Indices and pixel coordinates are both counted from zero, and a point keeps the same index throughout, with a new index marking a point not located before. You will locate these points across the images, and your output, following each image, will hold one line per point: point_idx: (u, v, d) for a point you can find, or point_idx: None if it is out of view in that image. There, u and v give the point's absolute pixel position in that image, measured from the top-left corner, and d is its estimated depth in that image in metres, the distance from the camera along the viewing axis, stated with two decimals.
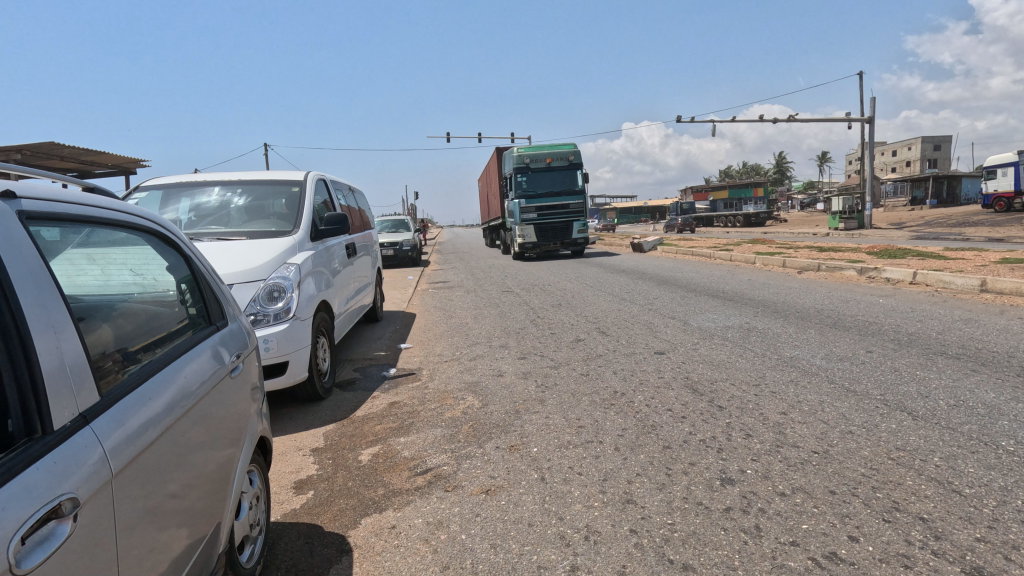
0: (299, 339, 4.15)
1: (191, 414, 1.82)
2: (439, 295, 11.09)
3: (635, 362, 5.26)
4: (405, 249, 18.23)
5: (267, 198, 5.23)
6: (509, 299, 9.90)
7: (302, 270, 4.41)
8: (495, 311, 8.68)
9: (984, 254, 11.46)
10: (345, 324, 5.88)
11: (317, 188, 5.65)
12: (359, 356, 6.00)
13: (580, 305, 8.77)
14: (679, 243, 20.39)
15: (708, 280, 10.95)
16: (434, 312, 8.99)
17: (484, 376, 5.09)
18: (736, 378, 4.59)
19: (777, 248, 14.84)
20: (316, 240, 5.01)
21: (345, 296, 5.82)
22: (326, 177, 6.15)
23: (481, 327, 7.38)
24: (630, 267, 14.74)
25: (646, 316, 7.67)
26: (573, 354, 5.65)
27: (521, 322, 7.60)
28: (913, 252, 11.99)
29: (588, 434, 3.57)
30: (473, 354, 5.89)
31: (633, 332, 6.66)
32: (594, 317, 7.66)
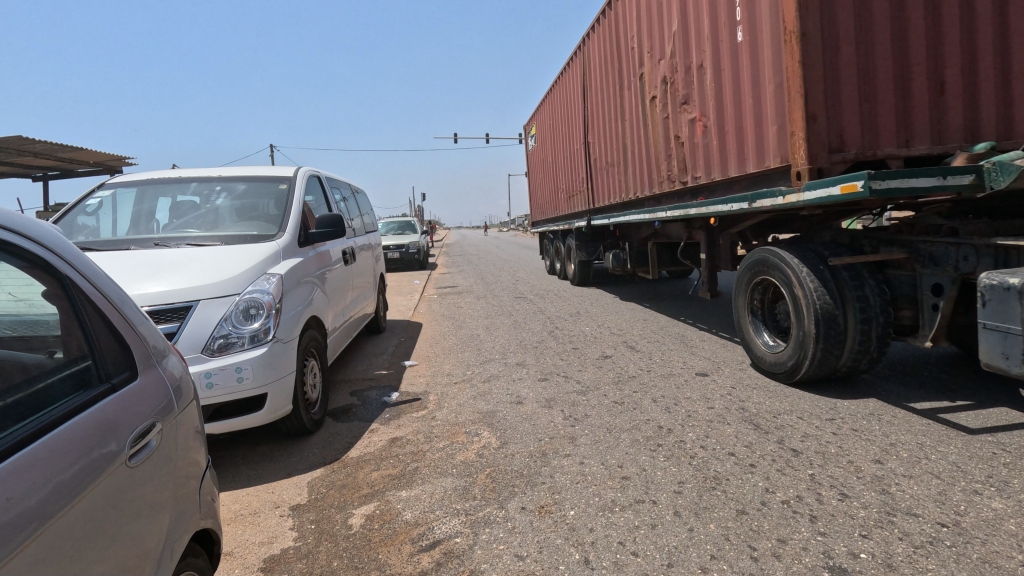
0: (282, 366, 3.44)
1: (33, 549, 1.07)
2: (447, 302, 10.42)
3: (676, 388, 4.51)
4: (411, 253, 17.52)
5: (249, 196, 4.52)
6: (522, 307, 9.21)
7: (286, 282, 3.71)
8: (508, 321, 7.98)
9: None
10: (341, 339, 5.18)
11: (308, 186, 4.95)
12: (356, 377, 5.30)
13: (601, 314, 8.05)
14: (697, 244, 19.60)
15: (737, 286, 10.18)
16: (441, 323, 8.26)
17: (500, 403, 4.37)
18: (804, 410, 3.83)
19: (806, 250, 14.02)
20: (305, 246, 4.30)
21: (340, 308, 5.13)
22: (320, 175, 5.45)
23: (494, 340, 6.69)
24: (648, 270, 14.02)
25: (677, 328, 6.92)
26: (602, 377, 4.91)
27: (538, 334, 6.89)
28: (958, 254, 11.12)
29: (637, 491, 2.84)
30: (486, 374, 5.17)
31: (666, 348, 5.91)
32: (618, 329, 6.95)
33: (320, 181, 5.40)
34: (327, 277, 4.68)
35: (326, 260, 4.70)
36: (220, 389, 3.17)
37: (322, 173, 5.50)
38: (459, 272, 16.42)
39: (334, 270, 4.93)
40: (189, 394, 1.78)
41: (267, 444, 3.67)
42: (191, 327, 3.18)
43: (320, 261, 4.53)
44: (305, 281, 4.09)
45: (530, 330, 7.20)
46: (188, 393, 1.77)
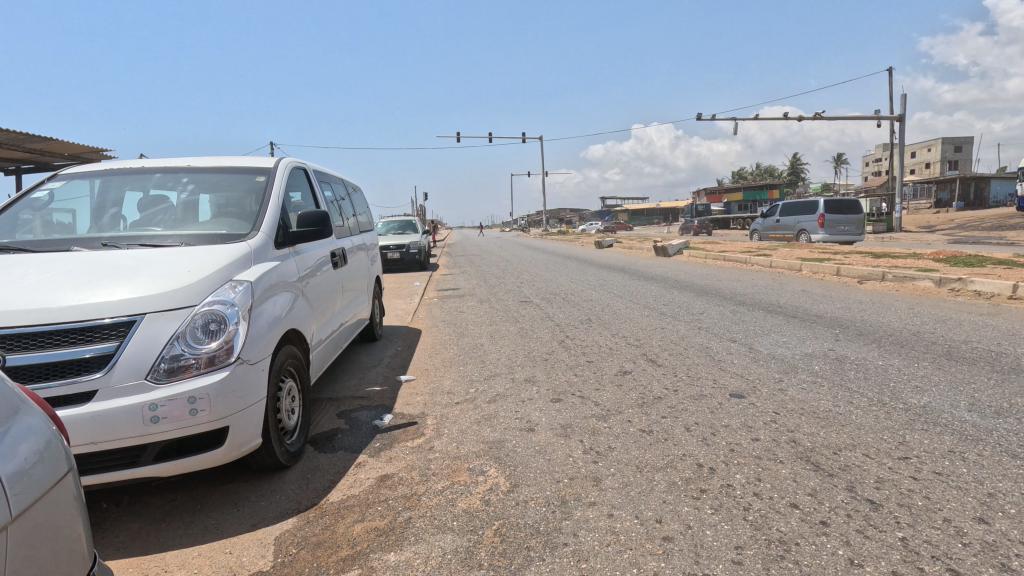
0: (249, 393, 2.86)
1: None
2: (448, 306, 9.85)
3: (711, 414, 3.91)
4: (412, 253, 16.93)
5: (222, 189, 3.94)
6: (529, 312, 8.63)
7: (256, 290, 3.13)
8: (514, 328, 7.39)
9: None
10: (328, 351, 4.60)
11: (292, 178, 4.37)
12: (345, 395, 4.71)
13: (614, 322, 7.45)
14: (707, 246, 19.02)
15: (756, 292, 9.60)
16: (442, 329, 7.68)
17: (509, 431, 3.78)
18: (870, 447, 3.23)
19: (826, 253, 13.41)
20: (282, 248, 3.71)
21: (327, 317, 4.56)
22: (307, 168, 4.88)
23: (500, 351, 6.11)
24: (658, 273, 13.41)
25: (700, 339, 6.32)
26: (623, 399, 4.32)
27: (548, 345, 6.30)
28: (987, 258, 10.57)
29: (685, 561, 2.25)
30: (492, 394, 4.59)
31: (692, 363, 5.31)
32: (635, 339, 6.37)
33: (307, 175, 4.82)
34: (310, 282, 4.11)
35: (309, 263, 4.13)
36: (169, 422, 2.59)
37: (309, 164, 4.93)
38: (461, 273, 15.84)
39: (319, 273, 4.35)
40: (33, 488, 1.32)
41: (232, 484, 3.08)
42: (134, 346, 2.60)
43: (302, 264, 3.97)
44: (280, 289, 3.52)
45: (539, 339, 6.61)
46: (30, 490, 1.31)
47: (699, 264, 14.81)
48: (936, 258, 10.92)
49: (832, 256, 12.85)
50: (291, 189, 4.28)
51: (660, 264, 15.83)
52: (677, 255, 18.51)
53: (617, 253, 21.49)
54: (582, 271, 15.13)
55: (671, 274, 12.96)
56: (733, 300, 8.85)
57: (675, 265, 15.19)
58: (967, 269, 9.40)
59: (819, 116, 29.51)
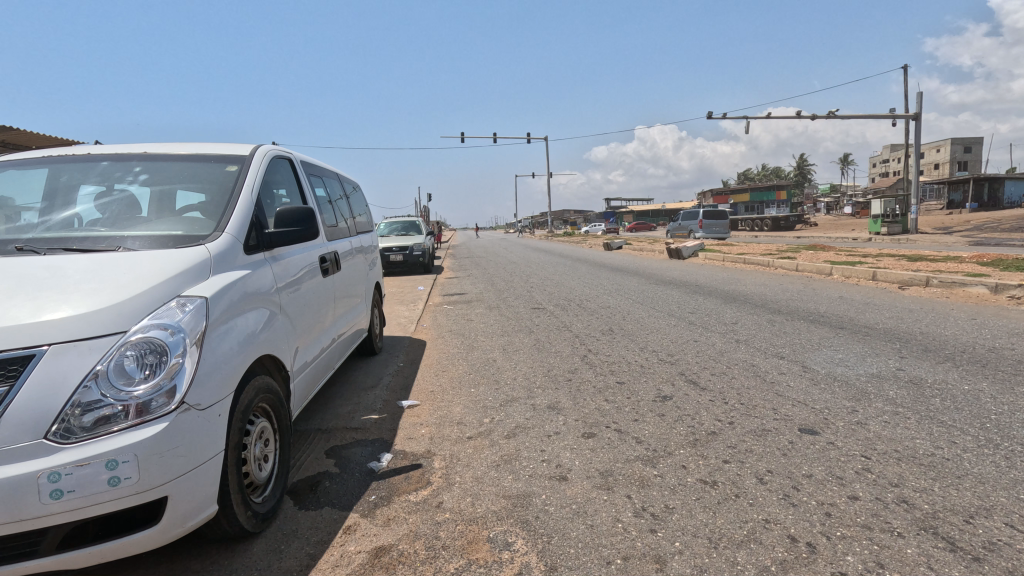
0: (199, 447, 2.14)
1: None
2: (455, 313, 9.14)
3: (784, 458, 3.17)
4: (416, 255, 16.25)
5: (184, 180, 3.22)
6: (544, 321, 7.90)
7: (214, 308, 2.41)
8: (529, 340, 6.67)
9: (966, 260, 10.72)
10: (318, 372, 3.90)
11: (272, 169, 3.65)
12: (336, 426, 3.99)
13: (641, 334, 6.72)
14: (723, 248, 18.27)
15: (789, 299, 8.85)
16: (450, 340, 6.96)
17: (536, 481, 3.05)
18: (1012, 514, 2.48)
19: (856, 257, 12.61)
20: (253, 253, 2.98)
21: (316, 333, 3.85)
22: (293, 157, 4.17)
23: (516, 368, 5.38)
24: (677, 277, 12.67)
25: (741, 355, 5.59)
26: (670, 435, 3.59)
27: (570, 361, 5.57)
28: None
29: None
30: (511, 427, 3.86)
31: (741, 386, 4.58)
32: (668, 355, 5.63)
33: (293, 165, 4.12)
34: (294, 292, 3.41)
35: (293, 269, 3.42)
36: (80, 497, 1.87)
37: (296, 153, 4.22)
38: (468, 276, 15.16)
39: (306, 281, 3.65)
40: None
41: (182, 562, 2.37)
42: (31, 393, 1.88)
43: (283, 271, 3.26)
44: (251, 303, 2.81)
45: (558, 354, 5.89)
46: None
47: (718, 267, 14.06)
48: (980, 262, 10.14)
49: (863, 259, 12.08)
50: (270, 182, 3.55)
51: (677, 266, 15.09)
52: (692, 258, 17.75)
53: (629, 255, 20.78)
54: (594, 274, 14.43)
55: (691, 278, 12.23)
56: (768, 309, 8.10)
57: (693, 268, 14.43)
58: (1019, 275, 8.65)
59: (831, 114, 28.77)
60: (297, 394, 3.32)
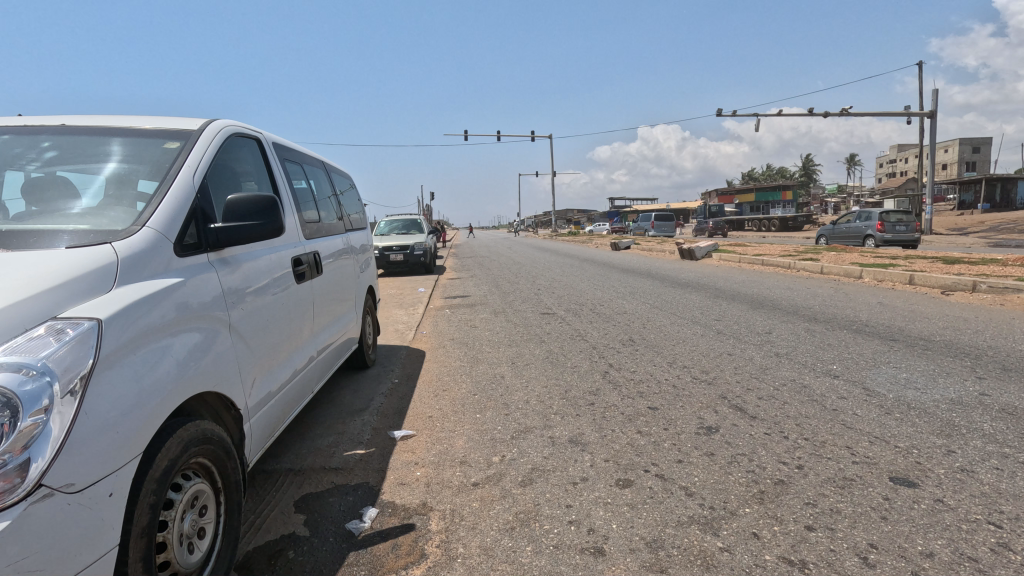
0: (67, 554, 1.42)
1: None
2: (458, 319, 8.41)
3: (887, 525, 2.43)
4: (417, 255, 15.55)
5: (111, 159, 2.49)
6: (555, 329, 7.16)
7: (114, 336, 1.69)
8: (541, 351, 5.93)
9: (1009, 262, 9.93)
10: (290, 399, 3.18)
11: (230, 148, 2.93)
12: (312, 467, 3.26)
13: (667, 346, 5.98)
14: (739, 249, 17.49)
15: (823, 305, 8.10)
16: (452, 351, 6.23)
17: (563, 556, 2.32)
18: None
19: (885, 259, 11.83)
20: (191, 256, 2.25)
21: (288, 351, 3.13)
22: (263, 137, 3.44)
23: (528, 388, 4.65)
24: (694, 279, 11.91)
25: (788, 373, 4.84)
26: (728, 487, 2.84)
27: (590, 379, 4.83)
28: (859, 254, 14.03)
29: None
30: (526, 470, 3.12)
31: (800, 413, 3.84)
32: (703, 373, 4.89)
33: (262, 147, 3.40)
34: (255, 302, 2.69)
35: (253, 273, 2.70)
36: None
37: (267, 133, 3.50)
38: (471, 276, 14.47)
39: (273, 287, 2.94)
40: None
41: None
42: None
43: (237, 276, 2.54)
44: (181, 323, 2.09)
45: (576, 370, 5.15)
46: None
47: (736, 269, 13.30)
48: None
49: (894, 262, 11.29)
50: (225, 165, 2.81)
51: (691, 268, 14.32)
52: (706, 259, 16.98)
53: (639, 256, 20.05)
54: (604, 275, 13.70)
55: (709, 281, 11.47)
56: (803, 316, 7.35)
57: (708, 270, 13.69)
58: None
59: (845, 110, 27.93)
60: (257, 433, 2.61)
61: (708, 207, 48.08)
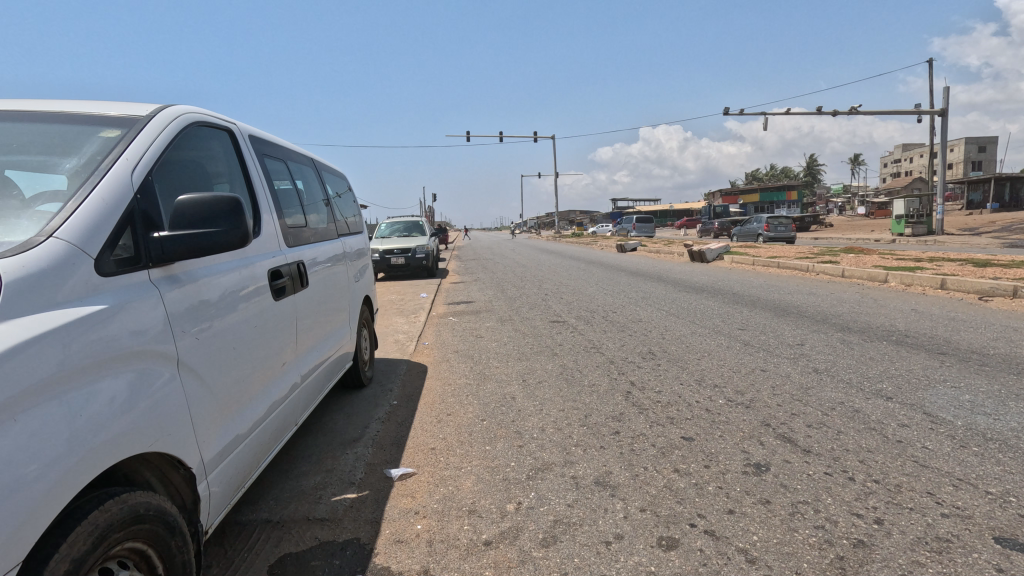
0: None
1: None
2: (462, 327, 7.90)
3: None
4: (419, 258, 15.05)
5: (26, 147, 1.97)
6: (568, 340, 6.63)
7: None
8: (554, 366, 5.41)
9: None
10: (268, 437, 2.68)
11: (191, 139, 2.43)
12: (292, 518, 2.74)
13: (692, 360, 5.45)
14: (751, 251, 16.95)
15: (853, 312, 7.57)
16: (456, 366, 5.72)
17: None
18: None
19: (909, 261, 11.28)
20: (124, 275, 1.74)
21: (265, 380, 2.63)
22: (235, 129, 2.95)
23: (543, 413, 4.13)
24: (708, 283, 11.38)
25: (833, 394, 4.32)
26: (798, 551, 2.32)
27: (611, 401, 4.32)
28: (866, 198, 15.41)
29: None
30: (548, 524, 2.61)
31: (860, 446, 3.31)
32: (737, 394, 4.37)
33: (234, 139, 2.90)
34: (216, 327, 2.17)
35: (214, 290, 2.19)
36: None
37: (241, 124, 3.00)
38: (474, 280, 13.99)
39: (242, 306, 2.42)
40: None
41: None
42: None
43: (192, 295, 2.02)
44: (103, 365, 1.57)
45: (594, 389, 4.64)
46: None
47: (750, 272, 12.76)
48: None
49: (920, 264, 10.74)
50: (182, 159, 2.30)
51: (704, 271, 13.77)
52: (717, 261, 16.45)
53: (646, 258, 19.52)
54: (613, 279, 13.18)
55: (724, 285, 10.94)
56: (834, 325, 6.82)
57: (721, 273, 13.14)
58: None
59: (855, 110, 27.35)
60: (219, 490, 2.10)
61: (713, 208, 47.51)
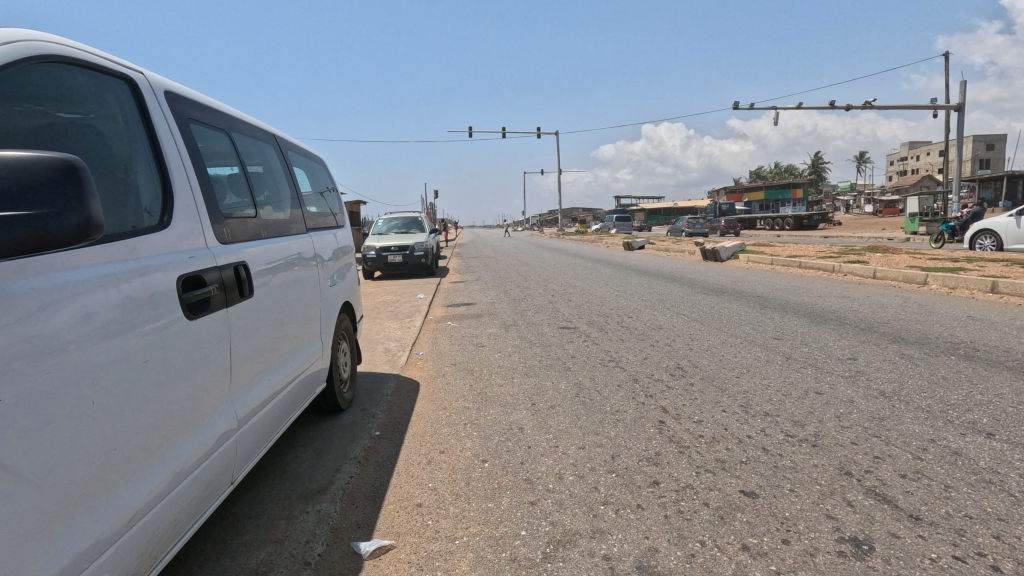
0: None
1: None
2: (461, 334, 7.08)
3: None
4: (418, 256, 14.23)
5: None
6: (581, 351, 5.81)
7: None
8: (569, 386, 4.59)
9: None
10: (181, 514, 1.90)
11: (28, 81, 1.66)
12: None
13: (730, 380, 4.63)
14: (768, 250, 16.08)
15: (901, 319, 6.73)
16: (454, 383, 4.90)
17: None
18: None
19: (947, 263, 10.41)
20: None
21: (168, 435, 1.84)
22: (140, 80, 2.14)
23: (558, 452, 3.31)
24: (728, 285, 10.54)
25: (917, 428, 3.49)
26: None
27: (642, 436, 3.51)
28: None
29: None
30: None
31: (985, 511, 2.50)
32: (796, 428, 3.55)
33: (136, 94, 2.10)
34: (55, 375, 1.41)
35: (53, 318, 1.42)
36: None
37: (148, 75, 2.20)
38: (476, 280, 13.18)
39: (120, 334, 1.64)
40: None
41: None
42: None
43: None
44: None
45: (619, 419, 3.82)
46: None
47: (770, 273, 11.91)
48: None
49: (961, 266, 9.88)
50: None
51: (720, 271, 12.93)
52: (731, 260, 15.57)
53: (655, 257, 18.68)
54: (624, 279, 12.36)
55: (746, 287, 10.09)
56: (885, 336, 5.99)
57: (739, 273, 12.29)
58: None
59: (869, 104, 26.45)
60: None
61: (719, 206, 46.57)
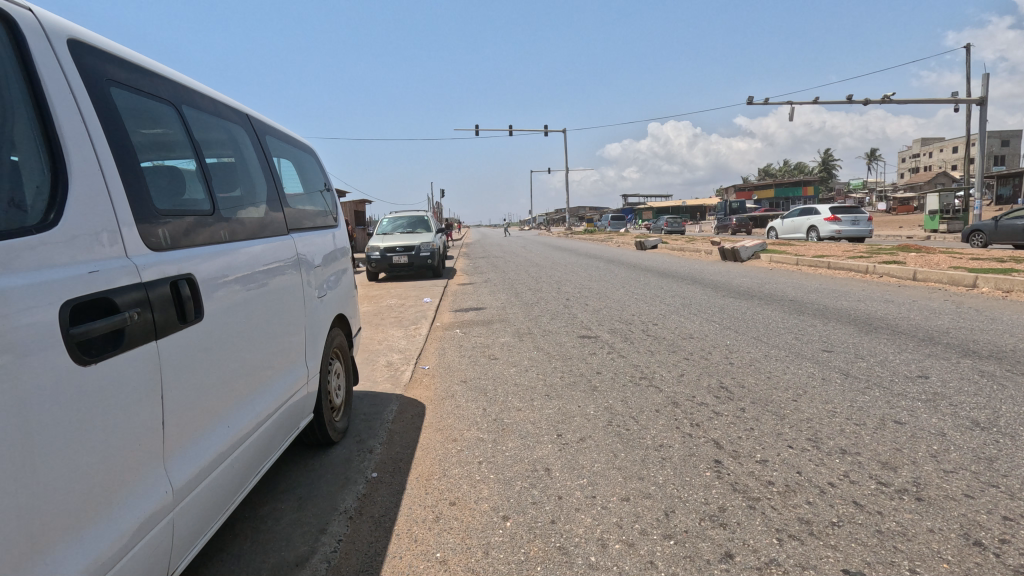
0: None
1: None
2: (470, 344, 6.43)
3: None
4: (424, 257, 13.62)
5: None
6: (607, 366, 5.14)
7: None
8: (598, 412, 3.93)
9: None
10: None
11: None
12: None
13: (787, 405, 3.95)
14: (790, 250, 15.32)
15: (963, 328, 6.01)
16: (464, 406, 4.24)
17: None
18: None
19: (993, 263, 9.64)
20: None
21: (23, 551, 1.18)
22: (25, 19, 1.49)
23: (596, 506, 2.66)
24: (755, 287, 9.84)
25: None
26: None
27: (697, 483, 2.85)
28: (811, 103, 20.23)
29: None
30: None
31: None
32: (888, 474, 2.87)
33: (15, 38, 1.44)
34: None
35: None
36: None
37: (38, 14, 1.54)
38: (485, 282, 12.55)
39: None
40: None
41: None
42: None
43: None
44: None
45: (665, 458, 3.16)
46: None
47: (799, 274, 11.19)
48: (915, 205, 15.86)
49: (1010, 266, 9.11)
50: None
51: (743, 272, 12.23)
52: (752, 260, 14.83)
53: (670, 257, 17.97)
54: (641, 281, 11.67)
55: (776, 290, 9.39)
56: (952, 348, 5.27)
57: (765, 274, 11.58)
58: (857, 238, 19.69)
59: (889, 99, 25.63)
60: None
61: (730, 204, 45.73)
